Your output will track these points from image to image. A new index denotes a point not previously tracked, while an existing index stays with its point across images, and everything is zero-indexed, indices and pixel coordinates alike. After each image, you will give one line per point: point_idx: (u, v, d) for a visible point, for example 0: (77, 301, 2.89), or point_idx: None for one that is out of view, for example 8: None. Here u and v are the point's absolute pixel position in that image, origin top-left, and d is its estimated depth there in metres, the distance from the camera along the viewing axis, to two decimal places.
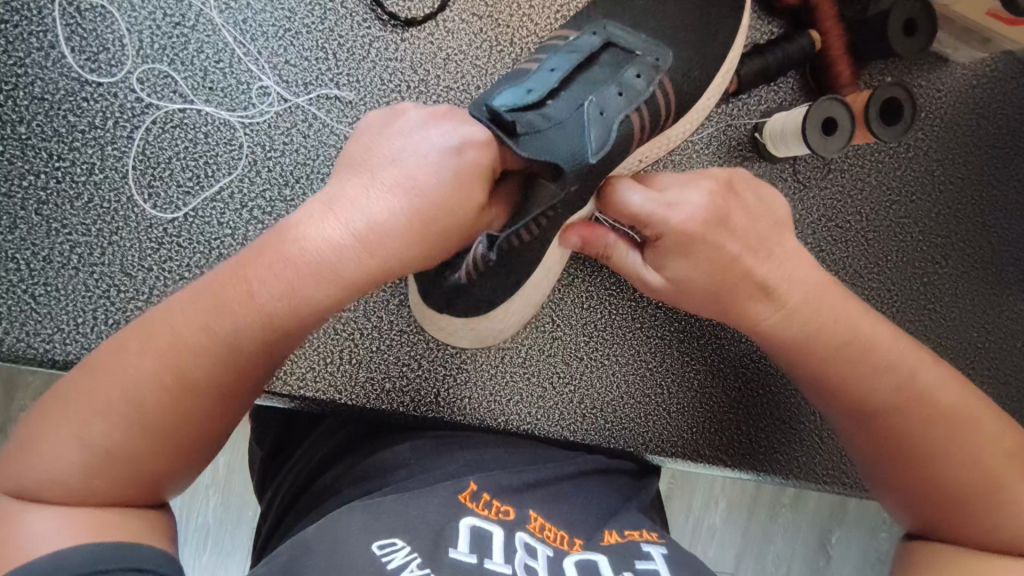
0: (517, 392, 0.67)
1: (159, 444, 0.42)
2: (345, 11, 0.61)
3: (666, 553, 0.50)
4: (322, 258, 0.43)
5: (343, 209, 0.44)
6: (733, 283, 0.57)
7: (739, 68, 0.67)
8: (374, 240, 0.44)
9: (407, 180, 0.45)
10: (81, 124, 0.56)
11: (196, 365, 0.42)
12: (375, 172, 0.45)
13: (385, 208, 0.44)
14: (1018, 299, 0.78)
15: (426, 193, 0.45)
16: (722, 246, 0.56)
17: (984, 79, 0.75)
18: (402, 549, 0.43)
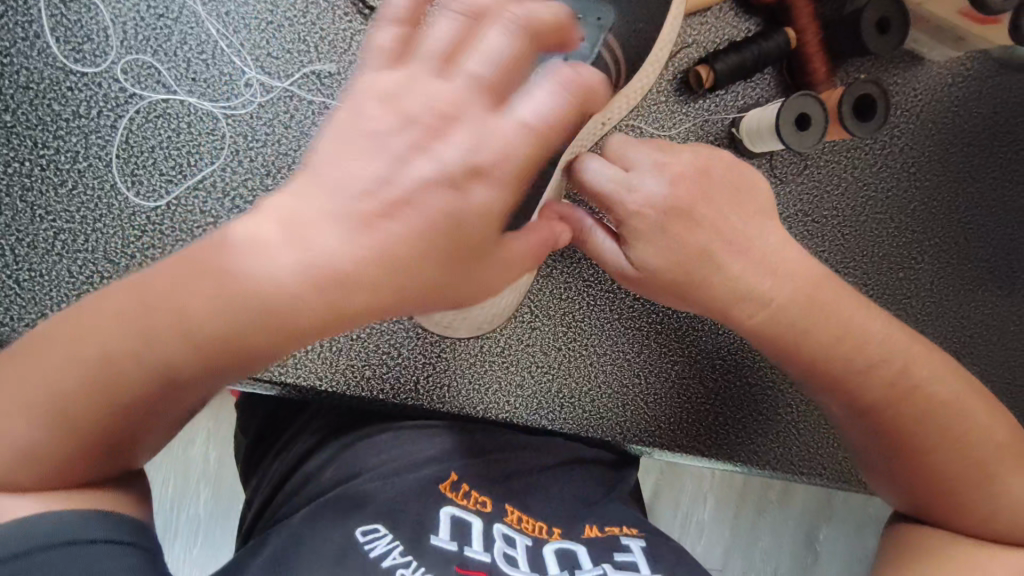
0: (496, 381, 0.68)
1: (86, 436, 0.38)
2: (327, 4, 0.62)
3: (645, 545, 0.52)
4: (271, 282, 0.34)
5: (303, 233, 0.35)
6: (706, 271, 0.58)
7: (715, 63, 0.68)
8: (338, 284, 0.35)
9: (394, 212, 0.36)
10: (66, 113, 0.57)
11: (124, 373, 0.36)
12: (352, 189, 0.36)
13: (361, 241, 0.35)
14: (994, 295, 0.79)
15: (420, 225, 0.37)
16: (688, 237, 0.58)
17: (959, 78, 0.77)
18: (385, 537, 0.47)
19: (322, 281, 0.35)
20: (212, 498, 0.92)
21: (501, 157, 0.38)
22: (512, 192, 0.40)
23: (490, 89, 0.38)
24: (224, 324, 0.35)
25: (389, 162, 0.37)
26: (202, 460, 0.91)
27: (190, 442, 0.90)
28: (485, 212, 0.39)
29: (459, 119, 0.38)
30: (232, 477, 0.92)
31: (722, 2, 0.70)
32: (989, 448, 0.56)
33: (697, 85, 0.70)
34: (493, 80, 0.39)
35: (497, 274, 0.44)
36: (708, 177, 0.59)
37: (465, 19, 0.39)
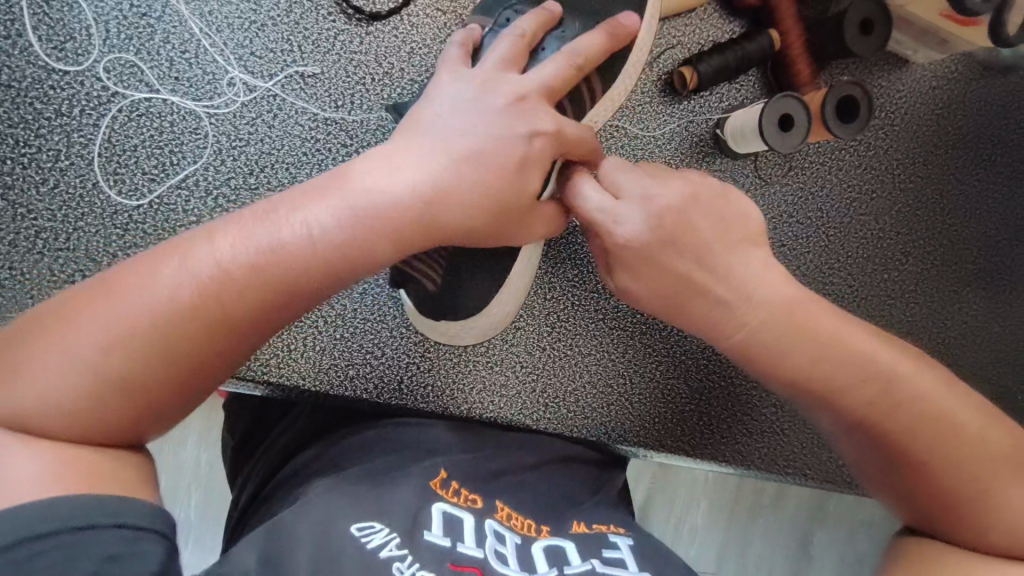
0: (481, 381, 0.68)
1: (149, 385, 0.41)
2: (311, 4, 0.62)
3: (634, 543, 0.51)
4: (374, 210, 0.47)
5: (400, 163, 0.48)
6: (684, 299, 0.55)
7: (698, 64, 0.68)
8: (433, 197, 0.48)
9: (479, 152, 0.49)
10: (48, 112, 0.57)
11: (209, 313, 0.42)
12: (450, 137, 0.50)
13: (460, 170, 0.49)
14: (980, 297, 0.79)
15: (497, 164, 0.50)
16: (671, 266, 0.54)
17: (944, 80, 0.77)
18: (381, 531, 0.45)
19: (397, 210, 0.47)
20: (203, 503, 0.92)
21: (564, 134, 0.52)
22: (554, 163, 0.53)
23: (551, 86, 0.54)
24: (310, 263, 0.45)
25: (480, 119, 0.50)
26: (193, 464, 0.91)
27: (181, 445, 0.91)
28: (534, 174, 0.51)
29: (530, 96, 0.53)
30: (222, 482, 0.92)
31: (706, 4, 0.71)
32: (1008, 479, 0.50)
33: (681, 86, 0.70)
34: (553, 79, 0.54)
35: (533, 230, 0.54)
36: (695, 207, 0.55)
37: (517, 40, 0.56)
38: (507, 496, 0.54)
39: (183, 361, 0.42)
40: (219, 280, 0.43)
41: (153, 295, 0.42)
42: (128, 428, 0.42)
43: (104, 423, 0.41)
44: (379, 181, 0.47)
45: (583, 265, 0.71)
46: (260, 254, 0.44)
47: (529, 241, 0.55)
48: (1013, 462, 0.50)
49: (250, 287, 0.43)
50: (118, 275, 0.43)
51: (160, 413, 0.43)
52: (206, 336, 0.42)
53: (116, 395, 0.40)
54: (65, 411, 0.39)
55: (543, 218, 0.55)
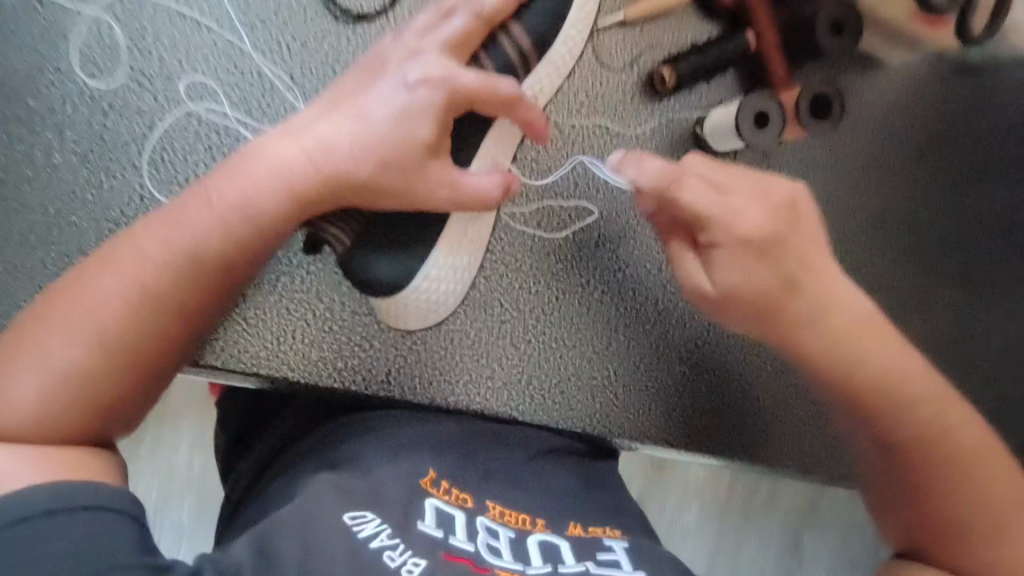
0: (468, 374, 0.70)
1: (129, 368, 0.48)
2: (299, 5, 0.64)
3: (628, 546, 0.52)
4: (259, 187, 0.51)
5: (324, 131, 0.53)
6: (776, 303, 0.57)
7: (676, 65, 0.71)
8: (319, 157, 0.53)
9: (365, 111, 0.54)
10: (41, 110, 0.59)
11: (164, 304, 0.49)
12: (342, 101, 0.55)
13: (337, 128, 0.53)
14: (954, 292, 0.82)
15: (379, 124, 0.53)
16: (781, 270, 0.56)
17: (914, 82, 0.80)
18: (373, 520, 0.47)
19: (289, 179, 0.52)
20: (196, 504, 0.92)
21: (456, 87, 0.55)
22: (445, 119, 0.55)
23: (450, 42, 0.57)
24: (229, 235, 0.51)
25: (359, 88, 0.55)
26: (187, 465, 0.92)
27: (175, 447, 0.92)
28: (425, 123, 0.54)
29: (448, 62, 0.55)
30: (216, 483, 0.93)
31: (685, 6, 0.73)
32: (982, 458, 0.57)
33: (660, 86, 0.72)
34: (452, 36, 0.58)
35: (439, 186, 0.56)
36: (747, 209, 0.56)
37: (434, 10, 0.59)
38: (497, 489, 0.56)
39: (152, 339, 0.49)
40: (162, 275, 0.49)
41: (107, 295, 0.47)
42: (131, 403, 0.49)
43: (107, 408, 0.47)
44: (234, 166, 0.52)
45: (568, 259, 0.73)
46: (189, 237, 0.50)
47: (439, 200, 0.57)
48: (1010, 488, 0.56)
49: (191, 264, 0.49)
50: (89, 273, 0.48)
51: (151, 386, 0.50)
52: (165, 311, 0.49)
53: (111, 384, 0.47)
54: (62, 417, 0.45)
55: (439, 177, 0.56)
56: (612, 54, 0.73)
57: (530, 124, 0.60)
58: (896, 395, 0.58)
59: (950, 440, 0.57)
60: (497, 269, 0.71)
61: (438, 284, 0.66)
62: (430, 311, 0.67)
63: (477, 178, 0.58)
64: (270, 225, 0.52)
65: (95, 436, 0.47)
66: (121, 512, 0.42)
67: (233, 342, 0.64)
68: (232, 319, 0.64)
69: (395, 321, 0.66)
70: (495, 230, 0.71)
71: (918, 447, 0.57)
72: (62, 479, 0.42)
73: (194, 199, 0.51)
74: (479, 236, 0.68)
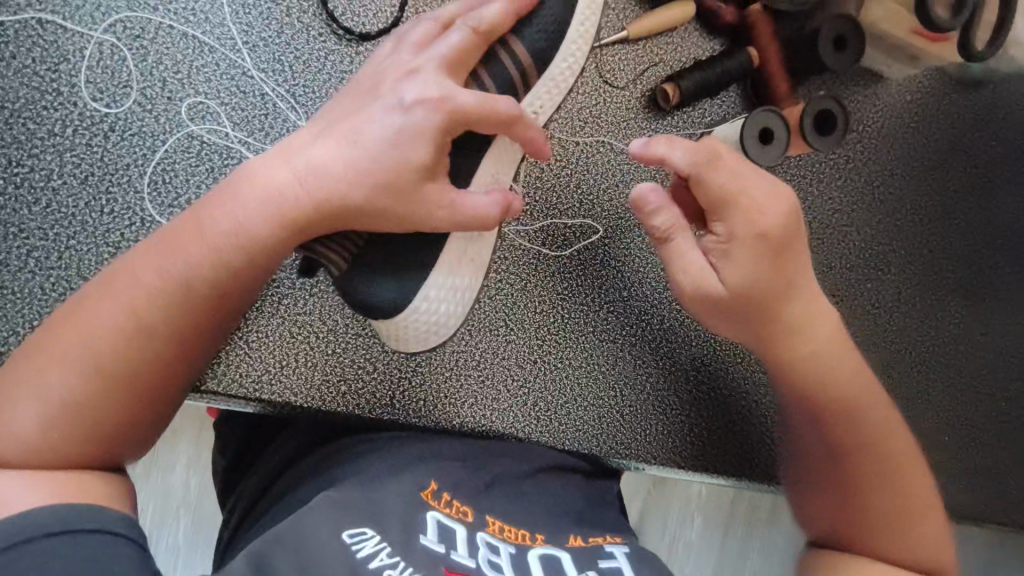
0: (472, 395, 0.69)
1: (130, 397, 0.47)
2: (301, 25, 0.64)
3: (629, 552, 0.52)
4: (252, 211, 0.49)
5: (315, 155, 0.50)
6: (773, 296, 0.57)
7: (680, 81, 0.70)
8: (311, 182, 0.49)
9: (359, 134, 0.51)
10: (41, 132, 0.58)
11: (159, 333, 0.47)
12: (337, 122, 0.52)
13: (331, 151, 0.50)
14: (960, 304, 0.81)
15: (372, 147, 0.50)
16: (782, 273, 0.57)
17: (916, 95, 0.79)
18: (372, 538, 0.45)
19: (282, 204, 0.49)
20: (192, 525, 0.91)
21: (454, 106, 0.51)
22: (443, 140, 0.52)
23: (449, 59, 0.54)
24: (225, 261, 0.48)
25: (354, 109, 0.52)
26: (183, 487, 0.90)
27: (171, 468, 0.90)
28: (421, 146, 0.51)
29: (441, 81, 0.52)
30: (213, 506, 0.91)
31: (686, 23, 0.73)
32: (913, 467, 0.59)
33: (664, 102, 0.72)
34: (451, 51, 0.54)
35: (438, 209, 0.52)
36: (757, 206, 0.56)
37: (434, 23, 0.56)
38: (500, 506, 0.54)
39: (147, 368, 0.47)
40: (156, 304, 0.47)
41: (103, 324, 0.46)
42: (131, 432, 0.48)
43: (111, 437, 0.46)
44: (227, 189, 0.50)
45: (571, 279, 0.72)
46: (183, 264, 0.47)
47: (437, 222, 0.53)
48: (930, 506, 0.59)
49: (186, 292, 0.47)
50: (85, 302, 0.47)
51: (148, 414, 0.48)
52: (162, 339, 0.47)
53: (109, 414, 0.46)
54: (62, 450, 0.44)
55: (438, 199, 0.52)
56: (614, 71, 0.73)
57: (528, 141, 0.56)
58: (853, 400, 0.59)
59: (889, 447, 0.59)
60: (501, 289, 0.70)
61: (440, 306, 0.61)
62: (433, 334, 0.62)
63: (477, 198, 0.54)
64: (266, 252, 0.49)
65: (102, 461, 0.47)
66: (126, 537, 0.42)
67: (234, 366, 0.63)
68: (233, 343, 0.63)
69: (400, 342, 0.61)
70: (498, 249, 0.70)
71: (862, 448, 0.59)
72: (75, 501, 0.42)
73: (185, 225, 0.48)
74: (480, 254, 0.64)
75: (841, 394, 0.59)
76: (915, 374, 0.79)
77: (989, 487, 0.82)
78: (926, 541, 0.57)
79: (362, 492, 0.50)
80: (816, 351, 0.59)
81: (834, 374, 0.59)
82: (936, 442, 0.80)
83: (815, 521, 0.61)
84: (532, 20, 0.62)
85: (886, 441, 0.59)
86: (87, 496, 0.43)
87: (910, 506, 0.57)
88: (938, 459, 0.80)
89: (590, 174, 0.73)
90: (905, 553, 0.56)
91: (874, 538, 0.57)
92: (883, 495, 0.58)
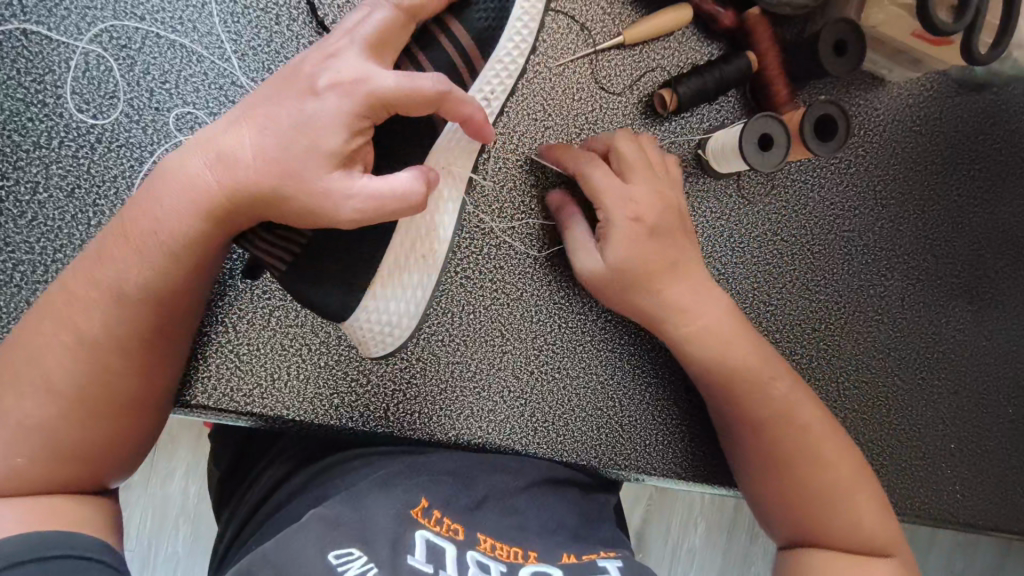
0: (468, 407, 0.67)
1: (95, 418, 0.48)
2: (291, 34, 0.63)
3: (621, 566, 0.51)
4: (173, 211, 0.48)
5: (231, 147, 0.48)
6: (664, 284, 0.64)
7: (677, 86, 0.69)
8: (223, 173, 0.47)
9: (271, 123, 0.48)
10: (26, 144, 0.57)
11: (111, 344, 0.48)
12: (253, 110, 0.49)
13: (243, 142, 0.48)
14: (965, 309, 0.79)
15: (283, 135, 0.47)
16: (669, 260, 0.64)
17: (919, 98, 0.78)
18: (359, 559, 0.44)
19: (202, 202, 0.48)
20: (190, 535, 0.89)
21: (369, 89, 0.48)
22: (356, 125, 0.48)
23: (374, 39, 0.50)
24: (162, 270, 0.48)
25: (270, 95, 0.49)
26: (181, 496, 0.89)
27: (169, 476, 0.89)
28: (336, 133, 0.48)
29: (362, 64, 0.49)
30: (211, 515, 0.90)
31: (684, 27, 0.72)
32: (823, 441, 0.63)
33: (662, 108, 0.71)
34: (375, 33, 0.50)
35: (349, 198, 0.47)
36: (636, 196, 0.64)
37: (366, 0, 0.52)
38: (492, 521, 0.53)
39: (108, 382, 0.48)
40: (105, 316, 0.47)
41: (56, 348, 0.47)
42: (110, 450, 0.49)
43: (84, 459, 0.48)
44: (149, 192, 0.49)
45: (569, 287, 0.71)
46: (120, 277, 0.48)
47: (349, 211, 0.48)
48: (854, 480, 0.62)
49: (130, 303, 0.48)
50: (39, 321, 0.48)
51: (123, 428, 0.49)
52: (116, 355, 0.48)
53: (72, 434, 0.47)
54: (31, 475, 0.45)
55: (347, 188, 0.48)
56: (611, 77, 0.71)
57: (467, 119, 0.51)
58: (759, 389, 0.63)
59: (797, 426, 0.63)
60: (496, 299, 0.69)
61: (388, 305, 0.58)
62: (387, 335, 0.58)
63: (392, 181, 0.48)
64: (200, 255, 0.49)
65: (88, 482, 0.49)
66: (97, 559, 0.44)
67: (224, 380, 0.62)
68: (223, 356, 0.62)
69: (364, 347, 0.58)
70: (494, 258, 0.69)
71: (777, 437, 0.62)
72: (43, 527, 0.44)
73: (119, 231, 0.48)
74: (436, 251, 0.61)
75: (746, 385, 0.63)
76: (920, 382, 0.78)
77: (997, 495, 0.80)
78: (861, 518, 0.60)
79: (351, 507, 0.49)
80: (712, 339, 0.64)
81: (733, 361, 0.64)
82: (944, 450, 0.78)
83: (767, 518, 0.63)
84: (525, 25, 0.61)
85: (795, 422, 0.63)
86: (54, 523, 0.44)
87: (829, 490, 0.61)
88: (947, 467, 0.78)
89: None
90: (848, 531, 0.60)
91: (817, 526, 0.60)
92: (810, 479, 0.61)
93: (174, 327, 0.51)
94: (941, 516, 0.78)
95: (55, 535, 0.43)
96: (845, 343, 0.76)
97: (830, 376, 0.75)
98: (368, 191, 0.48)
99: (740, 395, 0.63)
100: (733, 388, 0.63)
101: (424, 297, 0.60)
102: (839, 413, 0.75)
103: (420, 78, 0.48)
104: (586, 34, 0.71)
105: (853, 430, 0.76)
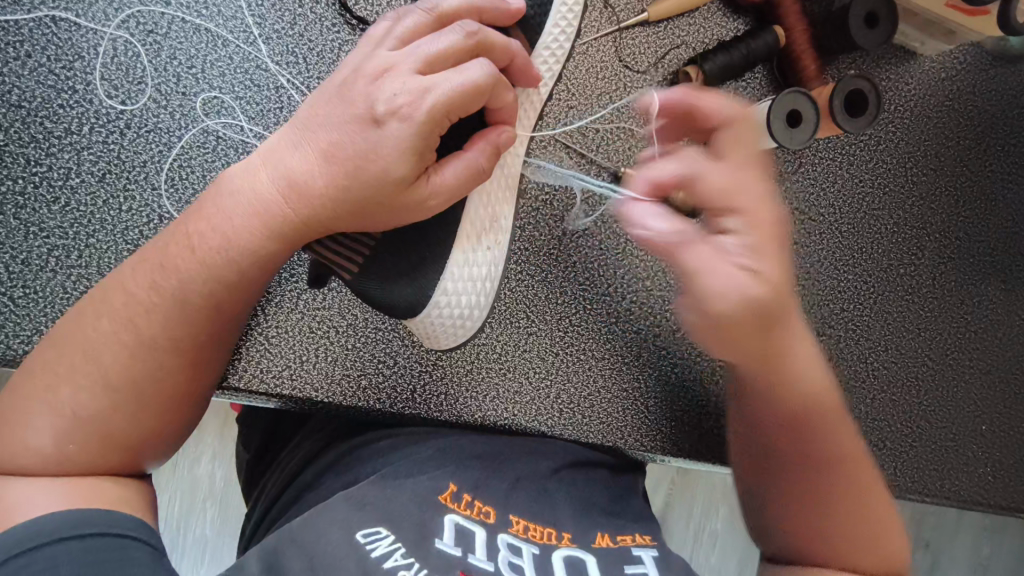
0: (494, 389, 0.67)
1: (135, 406, 0.48)
2: (315, 16, 0.64)
3: (658, 556, 0.50)
4: (235, 222, 0.49)
5: (292, 166, 0.48)
6: (776, 297, 0.52)
7: (703, 63, 0.69)
8: (288, 188, 0.48)
9: (333, 141, 0.48)
10: (58, 130, 0.58)
11: (162, 340, 0.48)
12: (314, 128, 0.49)
13: (308, 166, 0.48)
14: (997, 285, 0.78)
15: (347, 157, 0.47)
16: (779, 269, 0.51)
17: (952, 71, 0.76)
18: (387, 538, 0.45)
19: (269, 218, 0.48)
20: (219, 517, 0.91)
21: (433, 110, 0.46)
22: (425, 143, 0.47)
23: (431, 55, 0.48)
24: (208, 264, 0.48)
25: (329, 107, 0.49)
26: (209, 479, 0.91)
27: (197, 459, 0.91)
28: (399, 155, 0.47)
29: (420, 82, 0.47)
30: (239, 497, 0.92)
31: (708, 3, 0.72)
32: (867, 473, 0.55)
33: (687, 86, 0.71)
34: (432, 53, 0.48)
35: (428, 203, 0.50)
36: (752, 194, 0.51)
37: (428, 15, 0.51)
38: (522, 503, 0.53)
39: (156, 374, 0.48)
40: (157, 313, 0.48)
41: (93, 335, 0.47)
42: (152, 438, 0.50)
43: (127, 448, 0.48)
44: (214, 208, 0.49)
45: (592, 269, 0.71)
46: (174, 274, 0.48)
47: (432, 210, 0.51)
48: (891, 525, 0.54)
49: (174, 299, 0.48)
50: (85, 314, 0.48)
51: (171, 416, 0.50)
52: (155, 347, 0.48)
53: (113, 420, 0.47)
54: (79, 460, 0.46)
55: (424, 197, 0.49)
56: (635, 55, 0.71)
57: (505, 108, 0.52)
58: (813, 420, 0.55)
59: (847, 456, 0.55)
60: (521, 280, 0.69)
61: (459, 298, 0.58)
62: (458, 328, 0.59)
63: (455, 166, 0.50)
64: (244, 253, 0.49)
65: (135, 467, 0.50)
66: (135, 538, 0.45)
67: (255, 362, 0.62)
68: (253, 337, 0.62)
69: (431, 340, 0.60)
70: (517, 240, 0.69)
71: (817, 456, 0.54)
72: (87, 506, 0.45)
73: (178, 238, 0.49)
74: (500, 243, 0.62)
75: (810, 408, 0.55)
76: (950, 362, 0.77)
77: None
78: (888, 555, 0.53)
79: (381, 487, 0.49)
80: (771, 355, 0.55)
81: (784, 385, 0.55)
82: (975, 432, 0.77)
83: (764, 527, 0.56)
84: (568, 9, 0.62)
85: (841, 447, 0.55)
86: (97, 502, 0.45)
87: (866, 521, 0.53)
88: (978, 449, 0.77)
89: (613, 161, 0.71)
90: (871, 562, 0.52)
91: (826, 544, 0.52)
92: (835, 501, 0.53)
93: (222, 321, 0.51)
94: (973, 499, 0.77)
95: (100, 513, 0.44)
96: (874, 323, 0.75)
97: (857, 355, 0.74)
98: (445, 192, 0.50)
99: (787, 424, 0.55)
100: (786, 412, 0.55)
101: (487, 287, 0.60)
102: (868, 395, 0.74)
103: (480, 91, 0.48)
104: (609, 12, 0.70)
105: (883, 413, 0.74)
